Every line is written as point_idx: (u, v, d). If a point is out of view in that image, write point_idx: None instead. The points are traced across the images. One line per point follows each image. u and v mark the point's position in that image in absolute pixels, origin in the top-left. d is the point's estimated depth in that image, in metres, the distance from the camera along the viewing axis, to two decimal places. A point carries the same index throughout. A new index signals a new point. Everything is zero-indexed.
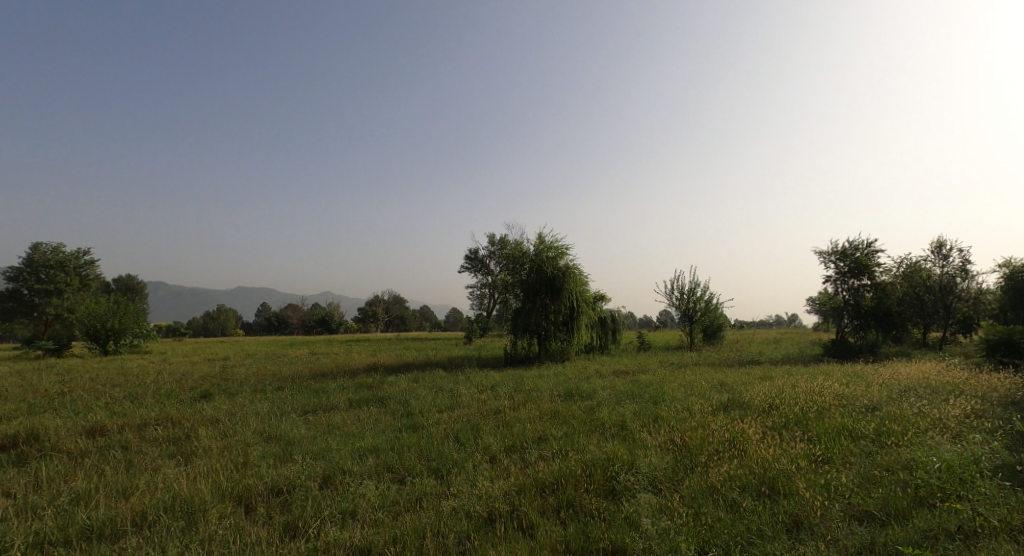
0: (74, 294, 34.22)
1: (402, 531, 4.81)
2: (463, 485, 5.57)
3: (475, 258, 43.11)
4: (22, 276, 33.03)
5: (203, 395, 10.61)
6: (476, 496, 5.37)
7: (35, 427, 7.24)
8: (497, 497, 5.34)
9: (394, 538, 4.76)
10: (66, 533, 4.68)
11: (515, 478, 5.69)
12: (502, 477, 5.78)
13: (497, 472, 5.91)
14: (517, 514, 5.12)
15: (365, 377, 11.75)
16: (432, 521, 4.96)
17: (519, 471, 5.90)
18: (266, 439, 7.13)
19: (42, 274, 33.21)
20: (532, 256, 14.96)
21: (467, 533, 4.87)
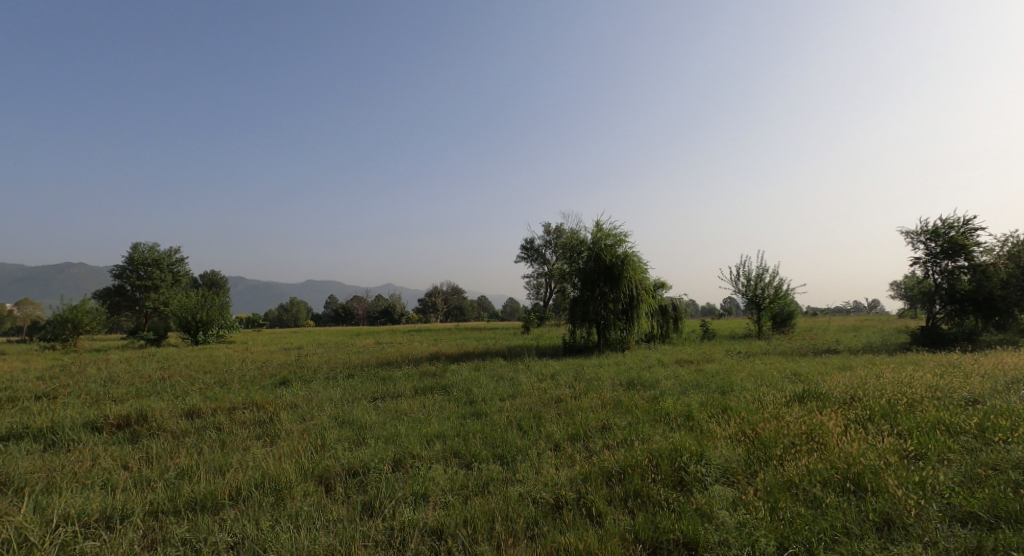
0: (169, 289, 37.06)
1: (473, 514, 4.93)
2: (529, 472, 5.63)
3: (531, 249, 43.14)
4: (125, 274, 36.13)
5: (282, 381, 11.25)
6: (542, 483, 5.42)
7: (143, 409, 7.95)
8: (564, 485, 5.36)
9: (465, 521, 4.90)
10: (174, 504, 5.09)
11: (580, 467, 5.69)
12: (567, 466, 5.80)
13: (562, 460, 5.94)
14: (584, 502, 5.13)
15: (428, 365, 12.10)
16: (501, 506, 5.05)
17: (584, 460, 5.90)
18: (341, 423, 7.48)
19: (141, 271, 36.19)
20: (590, 244, 14.80)
21: (535, 519, 4.94)
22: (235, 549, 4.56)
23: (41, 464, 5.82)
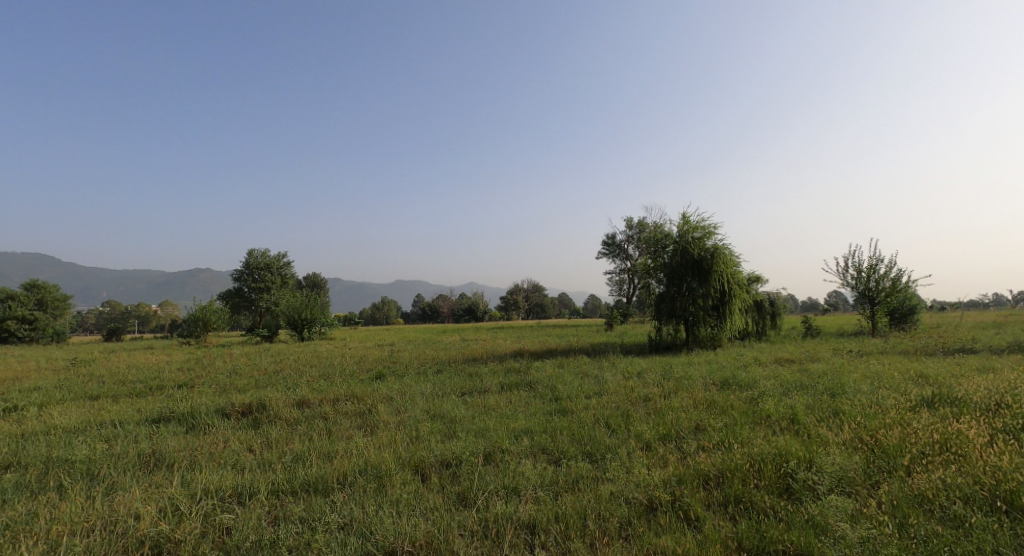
0: (279, 290, 40.19)
1: (565, 510, 4.89)
2: (619, 471, 5.51)
3: (612, 244, 42.37)
4: (242, 277, 39.67)
5: (377, 375, 11.82)
6: (634, 483, 5.28)
7: (262, 398, 8.66)
8: (657, 486, 5.19)
9: (556, 516, 4.87)
10: (292, 485, 5.48)
11: (673, 468, 5.49)
12: (660, 467, 5.61)
13: (654, 460, 5.76)
14: (679, 504, 4.94)
15: (512, 362, 12.22)
16: (593, 504, 4.98)
17: (677, 461, 5.69)
18: (432, 417, 7.72)
19: (256, 274, 39.56)
20: (676, 238, 14.26)
21: (628, 519, 4.82)
22: (345, 529, 4.81)
23: (183, 443, 6.51)
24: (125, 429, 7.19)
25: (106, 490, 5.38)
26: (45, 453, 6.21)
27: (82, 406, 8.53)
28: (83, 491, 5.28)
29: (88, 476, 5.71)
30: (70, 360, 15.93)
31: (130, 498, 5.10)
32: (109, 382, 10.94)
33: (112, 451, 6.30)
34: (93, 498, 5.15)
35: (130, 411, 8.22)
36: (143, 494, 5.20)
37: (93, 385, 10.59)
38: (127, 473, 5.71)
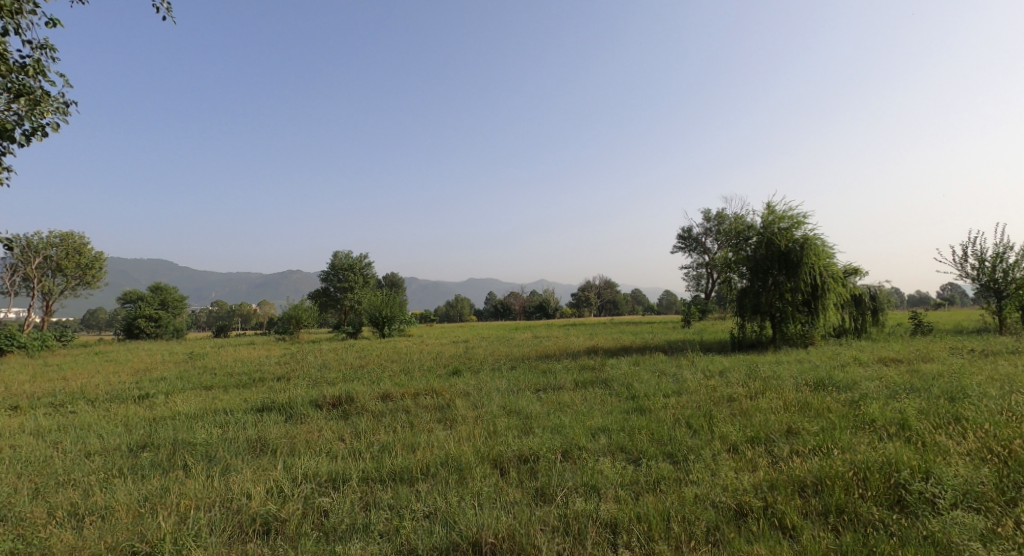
0: (361, 290, 42.02)
1: (648, 511, 4.74)
2: (705, 474, 5.27)
3: (689, 237, 40.91)
4: (329, 277, 41.93)
5: (453, 371, 12.07)
6: (721, 487, 5.03)
7: (349, 391, 9.07)
8: (746, 490, 4.92)
9: (638, 517, 4.73)
10: (380, 473, 5.68)
11: (765, 473, 5.19)
12: (749, 471, 5.32)
13: (742, 464, 5.47)
14: (772, 511, 4.66)
15: (586, 359, 12.08)
16: (677, 506, 4.79)
17: (769, 466, 5.37)
18: (509, 412, 7.75)
19: (341, 274, 41.63)
20: (760, 229, 13.51)
21: (716, 524, 4.61)
22: (430, 518, 4.92)
23: (284, 431, 6.93)
24: (234, 417, 7.77)
25: (222, 470, 5.82)
26: (172, 436, 6.82)
27: (198, 395, 9.33)
28: (204, 471, 5.75)
29: (207, 457, 6.20)
30: (186, 354, 17.52)
31: (242, 478, 5.48)
32: (218, 374, 11.91)
33: (226, 436, 6.82)
34: (212, 477, 5.59)
35: (237, 400, 8.89)
36: (253, 475, 5.58)
37: (205, 376, 11.55)
38: (238, 456, 6.16)
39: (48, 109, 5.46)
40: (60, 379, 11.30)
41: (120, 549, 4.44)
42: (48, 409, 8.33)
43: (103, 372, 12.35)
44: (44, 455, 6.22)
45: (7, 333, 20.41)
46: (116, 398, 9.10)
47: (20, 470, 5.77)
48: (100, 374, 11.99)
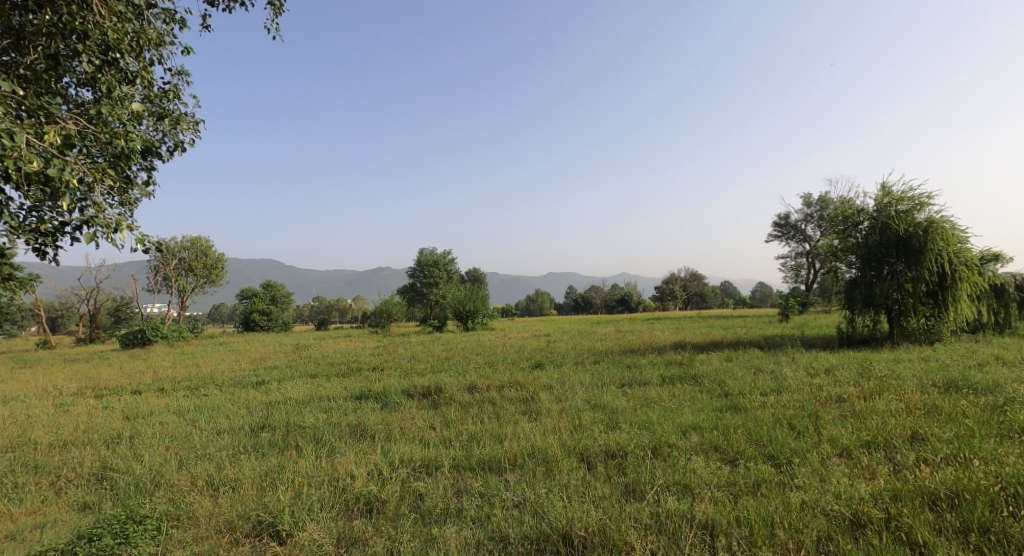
0: (446, 285, 43.29)
1: (748, 514, 4.59)
2: (812, 479, 5.01)
3: (786, 224, 38.49)
4: (416, 273, 43.64)
5: (536, 364, 12.20)
6: (833, 494, 4.76)
7: (438, 382, 9.44)
8: (863, 500, 4.64)
9: (738, 520, 4.59)
10: (469, 462, 5.90)
11: (888, 482, 4.86)
12: (866, 479, 5.00)
13: (858, 471, 5.14)
14: (895, 525, 4.36)
15: (673, 354, 11.76)
16: (781, 512, 4.59)
17: (891, 475, 5.02)
18: (593, 407, 7.74)
19: (427, 270, 43.17)
20: (873, 213, 12.43)
21: (829, 534, 4.38)
22: (519, 508, 5.05)
23: (381, 418, 7.35)
24: (336, 403, 8.35)
25: (328, 452, 6.29)
26: (284, 419, 7.46)
27: (305, 382, 10.11)
28: (312, 452, 6.24)
29: (314, 439, 6.73)
30: (295, 345, 19.03)
31: (346, 460, 5.91)
32: (321, 364, 12.83)
33: (331, 420, 7.35)
34: (320, 458, 6.07)
35: (338, 388, 9.54)
36: (354, 458, 6.00)
37: (311, 366, 12.48)
38: (341, 439, 6.62)
39: (187, 128, 6.00)
40: (192, 366, 12.69)
41: (248, 517, 4.92)
42: (184, 391, 9.39)
43: (226, 360, 13.73)
44: (184, 430, 7.02)
45: (152, 324, 23.17)
46: (238, 383, 10.08)
47: (166, 443, 6.56)
48: (225, 361, 13.33)
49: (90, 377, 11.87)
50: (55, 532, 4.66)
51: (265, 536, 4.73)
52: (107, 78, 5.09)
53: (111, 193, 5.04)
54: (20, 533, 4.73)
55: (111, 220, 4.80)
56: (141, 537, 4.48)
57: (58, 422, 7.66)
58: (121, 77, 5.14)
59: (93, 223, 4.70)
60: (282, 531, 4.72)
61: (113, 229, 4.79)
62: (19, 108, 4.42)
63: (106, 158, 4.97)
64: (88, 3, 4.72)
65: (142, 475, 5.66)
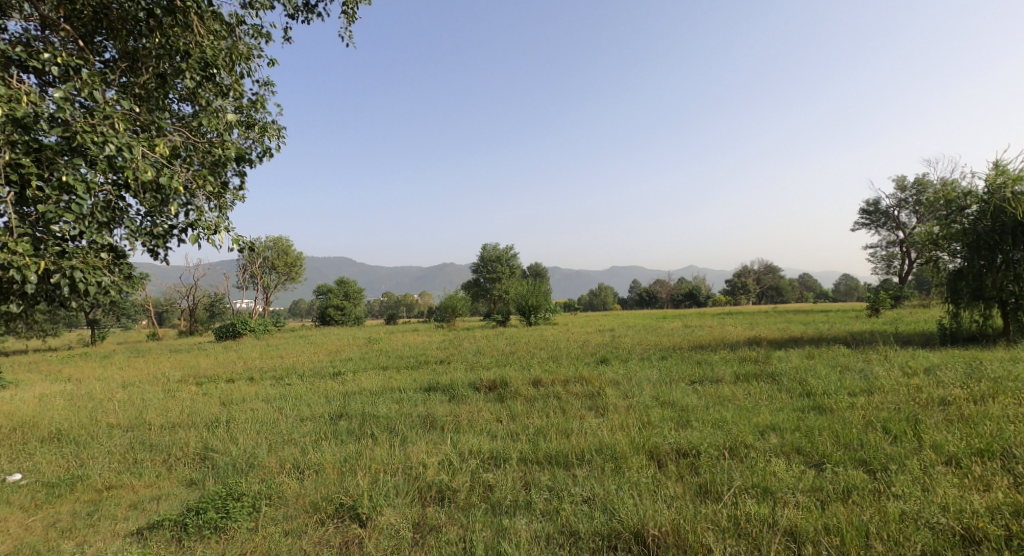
0: (510, 279, 43.60)
1: (839, 523, 4.39)
2: (913, 488, 4.73)
3: (875, 211, 35.96)
4: (481, 268, 44.28)
5: (601, 359, 12.13)
6: (940, 506, 4.47)
7: (503, 376, 9.58)
8: (977, 514, 4.33)
9: (827, 528, 4.41)
10: (537, 455, 5.97)
11: (1008, 496, 4.50)
12: (980, 491, 4.66)
13: (969, 482, 4.80)
14: (1018, 543, 4.05)
15: (748, 350, 11.34)
16: (876, 523, 4.37)
17: (1012, 488, 4.65)
18: (662, 403, 7.61)
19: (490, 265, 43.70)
20: (983, 197, 11.32)
21: (935, 549, 4.12)
22: (589, 503, 5.07)
23: (449, 410, 7.56)
24: (407, 395, 8.66)
25: (401, 441, 6.54)
26: (360, 408, 7.82)
27: (377, 374, 10.55)
28: (386, 440, 6.52)
29: (388, 428, 7.02)
30: (366, 338, 19.84)
31: (418, 449, 6.14)
32: (391, 356, 13.32)
33: (403, 411, 7.64)
34: (394, 446, 6.33)
35: (409, 380, 9.88)
36: (426, 447, 6.21)
37: (382, 358, 12.99)
38: (413, 429, 6.87)
39: (274, 136, 6.39)
40: (275, 357, 13.54)
41: (331, 499, 5.21)
42: (271, 380, 10.04)
43: (306, 352, 14.55)
44: (271, 417, 7.52)
45: (241, 317, 24.83)
46: (317, 374, 10.65)
47: (256, 427, 7.05)
48: (305, 353, 14.11)
49: (190, 366, 12.93)
50: (167, 505, 5.15)
51: (347, 518, 4.99)
52: (206, 93, 5.55)
53: (210, 198, 5.46)
54: (140, 503, 5.25)
55: (211, 222, 5.22)
56: (240, 513, 4.87)
57: (164, 406, 8.40)
58: (217, 91, 5.58)
59: (196, 226, 5.12)
60: (362, 514, 4.97)
61: (213, 231, 5.19)
62: (135, 123, 4.90)
63: (207, 166, 5.40)
64: (190, 26, 5.21)
65: (237, 456, 6.12)
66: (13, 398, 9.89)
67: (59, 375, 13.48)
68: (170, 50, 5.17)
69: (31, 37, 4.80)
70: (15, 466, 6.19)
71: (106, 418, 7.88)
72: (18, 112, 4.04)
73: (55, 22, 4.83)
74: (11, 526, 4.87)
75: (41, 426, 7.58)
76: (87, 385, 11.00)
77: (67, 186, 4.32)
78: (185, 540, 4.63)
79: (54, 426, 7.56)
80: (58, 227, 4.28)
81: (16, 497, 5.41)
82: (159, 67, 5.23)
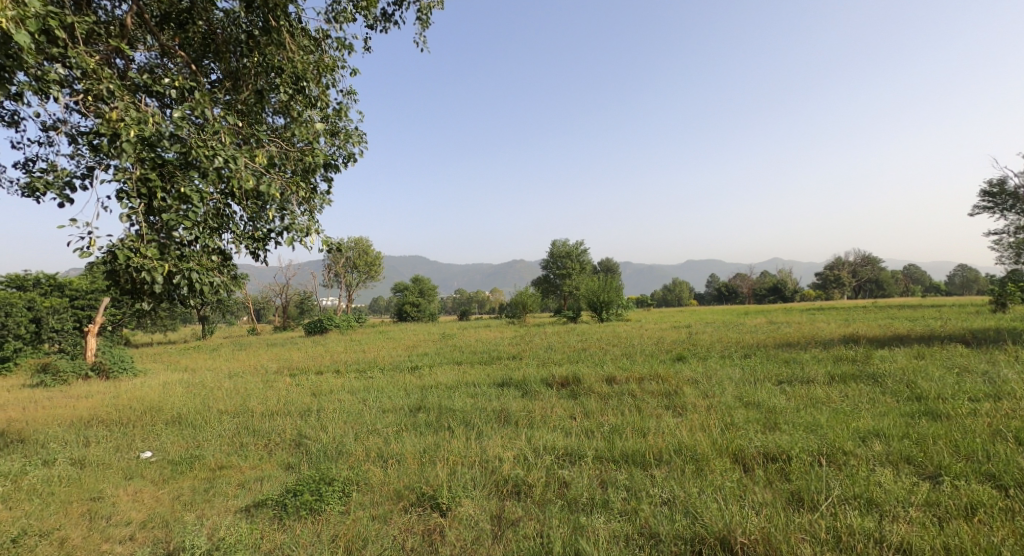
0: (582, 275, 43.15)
1: (962, 544, 3.96)
2: None
3: (1001, 192, 32.33)
4: (551, 265, 44.24)
5: (678, 357, 11.72)
6: None
7: (576, 372, 9.47)
8: None
9: (945, 547, 4.00)
10: (613, 453, 5.82)
11: None
12: None
13: None
14: None
15: (843, 349, 10.55)
16: (1008, 546, 3.90)
17: None
18: (746, 404, 7.22)
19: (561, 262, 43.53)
20: None
21: None
22: (669, 505, 4.88)
23: (523, 406, 7.56)
24: (482, 389, 8.74)
25: (477, 434, 6.60)
26: (437, 401, 7.98)
27: (452, 369, 10.75)
28: (463, 433, 6.59)
29: (465, 421, 7.10)
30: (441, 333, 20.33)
31: (494, 443, 6.16)
32: (466, 351, 13.55)
33: (478, 405, 7.72)
34: (470, 440, 6.39)
35: (482, 374, 10.00)
36: (502, 441, 6.23)
37: (457, 353, 13.24)
38: (488, 424, 6.91)
39: (357, 142, 6.60)
40: (358, 351, 14.15)
41: (413, 488, 5.33)
42: (354, 373, 10.49)
43: (386, 346, 15.11)
44: (356, 407, 7.82)
45: (327, 313, 26.21)
46: (395, 367, 11.01)
47: (343, 417, 7.36)
48: (384, 348, 14.66)
49: (285, 359, 13.78)
50: (269, 486, 5.47)
51: (428, 507, 5.08)
52: (297, 104, 5.79)
53: (302, 203, 5.70)
54: (246, 483, 5.60)
55: (304, 225, 5.46)
56: (332, 497, 5.10)
57: (263, 395, 8.97)
58: (307, 103, 5.82)
59: (291, 229, 5.37)
60: (442, 504, 5.03)
61: (306, 234, 5.43)
62: (238, 136, 5.19)
63: (298, 173, 5.66)
64: (283, 43, 5.46)
65: (328, 443, 6.42)
66: (140, 384, 10.94)
67: (176, 365, 14.79)
68: (266, 66, 5.49)
69: (153, 66, 5.21)
70: (145, 445, 6.80)
71: (216, 404, 8.53)
72: (145, 131, 4.36)
73: (171, 49, 5.22)
74: (144, 497, 5.34)
75: (163, 410, 8.30)
76: (200, 374, 11.99)
77: (184, 197, 4.63)
78: (285, 519, 4.89)
79: (174, 410, 8.26)
80: (178, 233, 4.59)
81: (148, 472, 5.91)
82: (257, 84, 5.54)
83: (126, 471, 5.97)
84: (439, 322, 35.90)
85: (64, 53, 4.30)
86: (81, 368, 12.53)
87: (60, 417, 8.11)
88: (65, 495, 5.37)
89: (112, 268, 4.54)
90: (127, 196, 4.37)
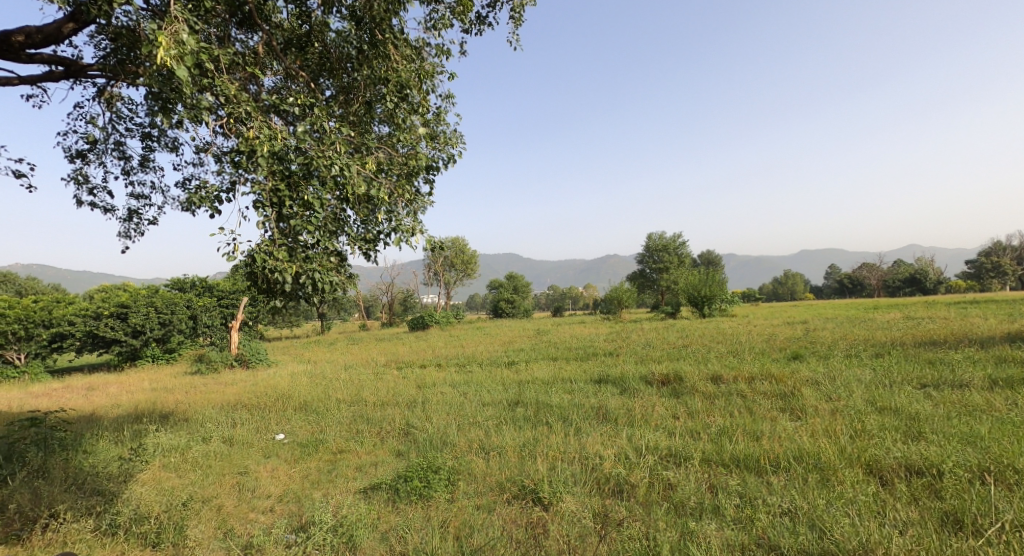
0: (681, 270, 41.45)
1: None
2: None
3: None
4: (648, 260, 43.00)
5: (793, 355, 10.83)
6: None
7: (678, 370, 9.05)
8: None
9: None
10: (721, 457, 5.45)
11: None
12: None
13: None
14: None
15: (1006, 349, 9.17)
16: None
17: None
18: (880, 410, 6.47)
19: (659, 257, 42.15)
20: None
21: None
22: (789, 516, 4.47)
23: (622, 403, 7.33)
24: (579, 385, 8.60)
25: (575, 430, 6.47)
26: (535, 396, 7.95)
27: (548, 364, 10.70)
28: (562, 429, 6.49)
29: (563, 417, 7.00)
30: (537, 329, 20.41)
31: (593, 440, 6.01)
32: (562, 347, 13.47)
33: (575, 401, 7.58)
34: (569, 435, 6.27)
35: (580, 370, 9.84)
36: (601, 439, 6.06)
37: (553, 349, 13.18)
38: (587, 420, 6.76)
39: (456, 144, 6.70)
40: (458, 346, 14.54)
41: (514, 481, 5.32)
42: (455, 367, 10.76)
43: (484, 341, 15.41)
44: (458, 400, 7.99)
45: (428, 309, 27.29)
46: (493, 362, 11.15)
47: (446, 409, 7.54)
48: (482, 343, 14.95)
49: (392, 353, 14.47)
50: (382, 470, 5.72)
51: (529, 500, 5.05)
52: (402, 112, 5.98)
53: (407, 205, 5.86)
54: (363, 467, 5.88)
55: (410, 225, 5.63)
56: (439, 484, 5.22)
57: (374, 386, 9.45)
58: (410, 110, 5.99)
59: (399, 230, 5.54)
60: (544, 498, 4.98)
61: (413, 234, 5.59)
62: (351, 146, 5.44)
63: (403, 177, 5.76)
64: (388, 55, 5.70)
65: (434, 433, 6.60)
66: (273, 374, 11.98)
67: (300, 357, 16.08)
68: (375, 78, 5.71)
69: (280, 87, 5.61)
70: (278, 427, 7.39)
71: (336, 393, 9.12)
72: (275, 146, 4.68)
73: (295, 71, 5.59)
74: (280, 473, 5.78)
75: (292, 397, 9.00)
76: (320, 366, 12.91)
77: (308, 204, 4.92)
78: (397, 502, 5.07)
79: (301, 397, 8.92)
80: (304, 237, 4.90)
81: (282, 452, 6.40)
82: (366, 95, 5.78)
83: (265, 450, 6.51)
84: (536, 318, 36.16)
85: (211, 82, 4.71)
86: (227, 358, 13.96)
87: (212, 400, 9.06)
88: (218, 467, 5.94)
89: (251, 272, 4.92)
90: (263, 206, 4.71)
